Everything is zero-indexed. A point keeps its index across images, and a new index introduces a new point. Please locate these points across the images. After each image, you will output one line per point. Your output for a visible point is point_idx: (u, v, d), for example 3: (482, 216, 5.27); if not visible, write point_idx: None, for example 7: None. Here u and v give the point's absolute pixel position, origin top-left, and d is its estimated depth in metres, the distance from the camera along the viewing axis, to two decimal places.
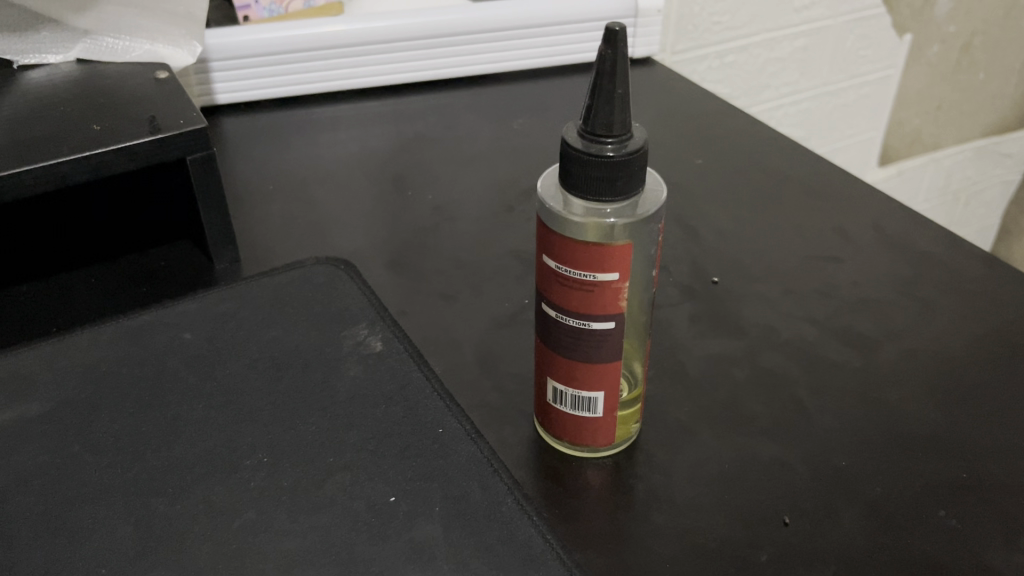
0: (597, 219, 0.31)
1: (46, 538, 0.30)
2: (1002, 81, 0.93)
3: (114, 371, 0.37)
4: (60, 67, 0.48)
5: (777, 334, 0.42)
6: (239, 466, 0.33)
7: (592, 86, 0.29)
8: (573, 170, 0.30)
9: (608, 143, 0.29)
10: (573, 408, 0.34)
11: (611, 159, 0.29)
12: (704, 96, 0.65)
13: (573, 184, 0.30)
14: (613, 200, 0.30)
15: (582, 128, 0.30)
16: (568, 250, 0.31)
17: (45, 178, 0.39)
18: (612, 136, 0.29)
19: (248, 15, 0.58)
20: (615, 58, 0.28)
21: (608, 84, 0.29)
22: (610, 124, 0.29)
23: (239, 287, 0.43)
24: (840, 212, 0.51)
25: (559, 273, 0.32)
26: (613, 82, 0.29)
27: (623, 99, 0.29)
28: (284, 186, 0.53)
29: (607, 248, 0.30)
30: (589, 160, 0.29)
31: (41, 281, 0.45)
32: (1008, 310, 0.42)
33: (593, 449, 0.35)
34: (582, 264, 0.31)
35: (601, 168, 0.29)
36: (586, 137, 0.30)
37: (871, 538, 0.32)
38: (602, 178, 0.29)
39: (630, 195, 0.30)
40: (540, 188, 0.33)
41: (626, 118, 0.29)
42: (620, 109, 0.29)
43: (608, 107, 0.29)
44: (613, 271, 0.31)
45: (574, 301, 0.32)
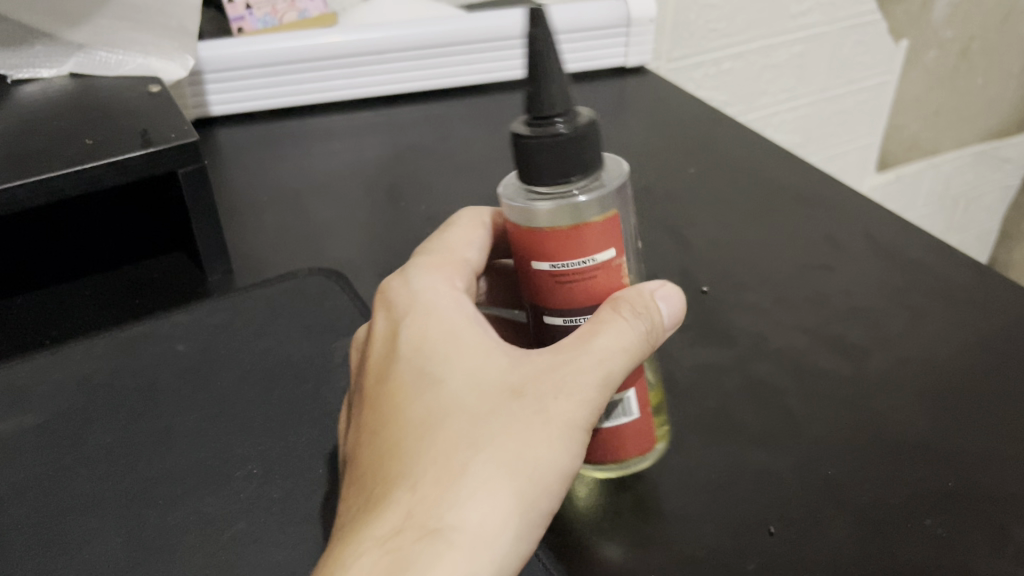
0: (567, 202, 0.29)
1: (37, 549, 0.30)
2: (1000, 86, 0.93)
3: (107, 383, 0.38)
4: (53, 81, 0.48)
5: (768, 343, 0.42)
6: (230, 478, 0.33)
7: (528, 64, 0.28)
8: (528, 160, 0.28)
9: (556, 122, 0.28)
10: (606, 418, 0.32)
11: (568, 136, 0.27)
12: (697, 104, 0.65)
13: (536, 176, 0.28)
14: (580, 176, 0.28)
15: (527, 115, 0.28)
16: (560, 243, 0.29)
17: (36, 193, 0.39)
18: (560, 110, 0.28)
19: (242, 27, 0.58)
20: (542, 32, 0.27)
21: (543, 56, 0.27)
22: (554, 103, 0.28)
23: (233, 298, 0.43)
24: (832, 220, 0.51)
25: (556, 270, 0.30)
26: (548, 54, 0.27)
27: (561, 73, 0.27)
28: (279, 197, 0.54)
29: (601, 219, 0.29)
30: (546, 145, 0.27)
31: (36, 293, 0.45)
32: (999, 317, 0.42)
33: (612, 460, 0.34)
34: (579, 251, 0.29)
35: (559, 148, 0.28)
36: (533, 123, 0.28)
37: (859, 546, 0.32)
38: (562, 158, 0.28)
39: (591, 169, 0.28)
40: (499, 194, 0.31)
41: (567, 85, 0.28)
42: (561, 84, 0.28)
43: (548, 85, 0.27)
44: (610, 248, 0.30)
45: (579, 296, 0.30)
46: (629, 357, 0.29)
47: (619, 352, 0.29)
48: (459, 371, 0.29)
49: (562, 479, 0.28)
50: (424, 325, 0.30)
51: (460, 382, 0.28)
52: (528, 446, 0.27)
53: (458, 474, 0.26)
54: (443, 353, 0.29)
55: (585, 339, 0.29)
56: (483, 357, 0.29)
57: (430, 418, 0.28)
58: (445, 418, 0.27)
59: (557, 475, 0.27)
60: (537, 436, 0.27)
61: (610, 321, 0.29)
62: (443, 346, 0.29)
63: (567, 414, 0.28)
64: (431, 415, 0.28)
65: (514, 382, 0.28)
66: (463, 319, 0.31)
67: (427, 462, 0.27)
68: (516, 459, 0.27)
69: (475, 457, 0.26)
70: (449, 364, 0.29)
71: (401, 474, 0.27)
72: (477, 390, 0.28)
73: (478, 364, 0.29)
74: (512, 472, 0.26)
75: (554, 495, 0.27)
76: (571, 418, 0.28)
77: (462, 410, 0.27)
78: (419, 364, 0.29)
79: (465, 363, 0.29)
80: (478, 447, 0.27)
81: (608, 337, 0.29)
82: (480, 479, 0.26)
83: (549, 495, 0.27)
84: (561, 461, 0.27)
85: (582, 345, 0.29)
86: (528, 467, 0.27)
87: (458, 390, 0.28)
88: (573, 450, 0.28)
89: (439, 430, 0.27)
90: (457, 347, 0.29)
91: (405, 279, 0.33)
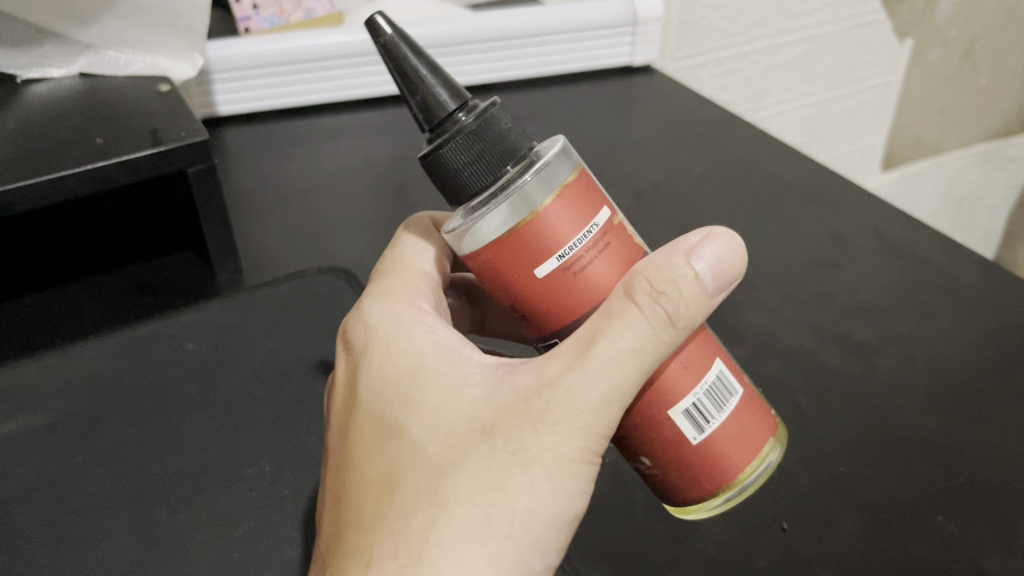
0: (516, 191, 0.27)
1: (49, 548, 0.30)
2: (1004, 85, 0.93)
3: (116, 382, 0.38)
4: (62, 81, 0.49)
5: (776, 341, 0.42)
6: (241, 476, 0.33)
7: (402, 86, 0.29)
8: (450, 166, 0.28)
9: (457, 118, 0.29)
10: (719, 408, 0.28)
11: (471, 125, 0.28)
12: (703, 103, 0.65)
13: (465, 181, 0.28)
14: (507, 160, 0.28)
15: (429, 132, 0.29)
16: (554, 222, 0.27)
17: (47, 193, 0.38)
18: (456, 108, 0.29)
19: (249, 27, 0.58)
20: (400, 49, 0.29)
21: (410, 71, 0.29)
22: (447, 103, 0.29)
23: (241, 297, 0.43)
24: (839, 218, 0.51)
25: (567, 259, 0.27)
26: (412, 64, 0.29)
27: (436, 73, 0.29)
28: (286, 196, 0.54)
29: (580, 175, 0.28)
30: (457, 144, 0.28)
31: (43, 293, 0.45)
32: (1008, 314, 0.42)
33: (741, 477, 0.29)
34: (581, 220, 0.27)
35: (470, 139, 0.28)
36: (438, 133, 0.29)
37: (870, 545, 0.32)
38: (479, 149, 0.28)
39: (517, 149, 0.29)
40: (445, 232, 0.29)
41: (448, 81, 0.29)
42: (443, 83, 0.29)
43: (432, 89, 0.29)
44: (602, 206, 0.28)
45: (598, 278, 0.27)
46: (637, 361, 0.26)
47: (628, 351, 0.26)
48: (422, 416, 0.27)
49: (549, 520, 0.26)
50: (387, 367, 0.29)
51: (423, 429, 0.27)
52: (503, 495, 0.25)
53: (419, 541, 0.25)
54: (406, 397, 0.28)
55: (587, 342, 0.26)
56: (450, 396, 0.28)
57: (390, 477, 0.27)
58: (406, 475, 0.26)
59: (542, 520, 0.26)
60: (514, 479, 0.26)
61: (623, 310, 0.26)
62: (406, 388, 0.28)
63: (549, 447, 0.26)
64: (391, 471, 0.27)
65: (486, 419, 0.26)
66: (429, 350, 0.29)
67: (389, 529, 0.26)
68: (490, 511, 0.25)
69: (437, 518, 0.25)
70: (412, 408, 0.28)
71: (360, 547, 0.26)
72: (442, 436, 0.27)
73: (443, 403, 0.27)
74: (484, 528, 0.25)
75: (539, 539, 0.26)
76: (554, 452, 0.26)
77: (424, 462, 0.26)
78: (380, 412, 0.28)
79: (429, 405, 0.28)
80: (440, 507, 0.25)
81: (603, 346, 0.26)
82: (445, 543, 0.25)
83: (535, 542, 0.26)
84: (543, 501, 0.26)
85: (576, 359, 0.26)
86: (503, 518, 0.25)
87: (420, 439, 0.27)
88: (560, 490, 0.26)
89: (399, 489, 0.26)
90: (420, 387, 0.28)
91: (367, 313, 0.32)
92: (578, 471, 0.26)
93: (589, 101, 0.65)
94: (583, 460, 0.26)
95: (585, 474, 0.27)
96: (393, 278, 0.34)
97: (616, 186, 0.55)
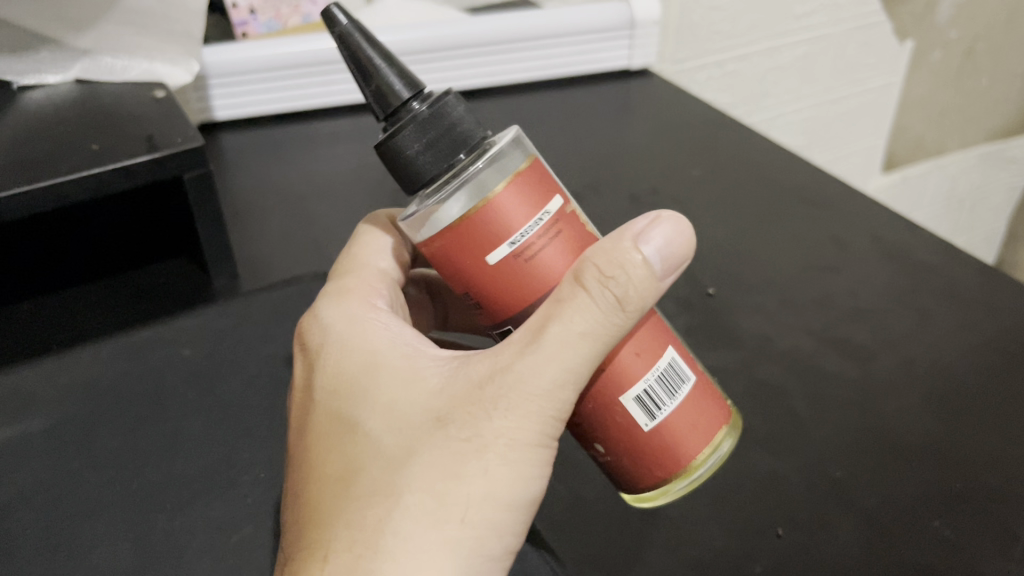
0: (471, 179, 0.28)
1: (45, 555, 0.30)
2: (1005, 85, 0.93)
3: (113, 388, 0.38)
4: (58, 87, 0.49)
5: (775, 345, 0.42)
6: (237, 481, 0.33)
7: (357, 72, 0.29)
8: (405, 152, 0.28)
9: (412, 106, 0.29)
10: (671, 397, 0.29)
11: (425, 114, 0.28)
12: (701, 107, 0.65)
13: (418, 168, 0.29)
14: (460, 149, 0.29)
15: (384, 118, 0.29)
16: (507, 209, 0.27)
17: (43, 199, 0.38)
18: (411, 97, 0.29)
19: (246, 32, 0.58)
20: (353, 35, 0.29)
21: (363, 58, 0.29)
22: (400, 91, 0.29)
23: (239, 302, 0.43)
24: (837, 222, 0.51)
25: (519, 245, 0.27)
26: (366, 51, 0.29)
27: (389, 59, 0.29)
28: (284, 200, 0.54)
29: (530, 162, 0.28)
30: (411, 132, 0.28)
31: (40, 299, 0.45)
32: (1006, 318, 0.42)
33: (695, 462, 0.29)
34: (533, 207, 0.27)
35: (423, 128, 0.28)
36: (392, 120, 0.29)
37: (868, 549, 0.31)
38: (434, 136, 0.28)
39: (471, 138, 0.29)
40: (401, 217, 0.30)
41: (402, 69, 0.29)
42: (396, 71, 0.29)
43: (384, 75, 0.29)
44: (555, 194, 0.28)
45: (552, 263, 0.28)
46: (590, 346, 0.26)
47: (579, 337, 0.26)
48: (377, 409, 0.28)
49: (505, 506, 0.26)
50: (343, 364, 0.30)
51: (378, 421, 0.27)
52: (458, 482, 0.26)
53: (374, 532, 0.25)
54: (362, 391, 0.28)
55: (539, 328, 0.26)
56: (404, 389, 0.28)
57: (345, 472, 0.27)
58: (360, 469, 0.27)
59: (499, 506, 0.26)
60: (468, 467, 0.26)
61: (573, 296, 0.26)
62: (362, 384, 0.29)
63: (503, 431, 0.26)
64: (348, 466, 0.27)
65: (439, 409, 0.27)
66: (383, 345, 0.30)
67: (346, 523, 0.26)
68: (445, 498, 0.26)
69: (392, 508, 0.25)
70: (367, 402, 0.28)
71: (317, 542, 0.26)
72: (396, 429, 0.27)
73: (399, 395, 0.28)
74: (439, 515, 0.25)
75: (495, 525, 0.26)
76: (509, 437, 0.26)
77: (380, 454, 0.27)
78: (336, 409, 0.29)
79: (384, 399, 0.28)
80: (395, 497, 0.26)
81: (556, 332, 0.26)
82: (400, 531, 0.25)
83: (493, 528, 0.26)
84: (500, 487, 0.26)
85: (531, 345, 0.26)
86: (458, 505, 0.26)
87: (375, 432, 0.27)
88: (516, 474, 0.27)
89: (355, 483, 0.26)
90: (375, 380, 0.29)
91: (322, 311, 0.32)
92: (533, 455, 0.27)
93: (587, 105, 0.65)
94: (536, 445, 0.27)
95: (539, 457, 0.27)
96: (346, 277, 0.35)
97: (614, 189, 0.55)
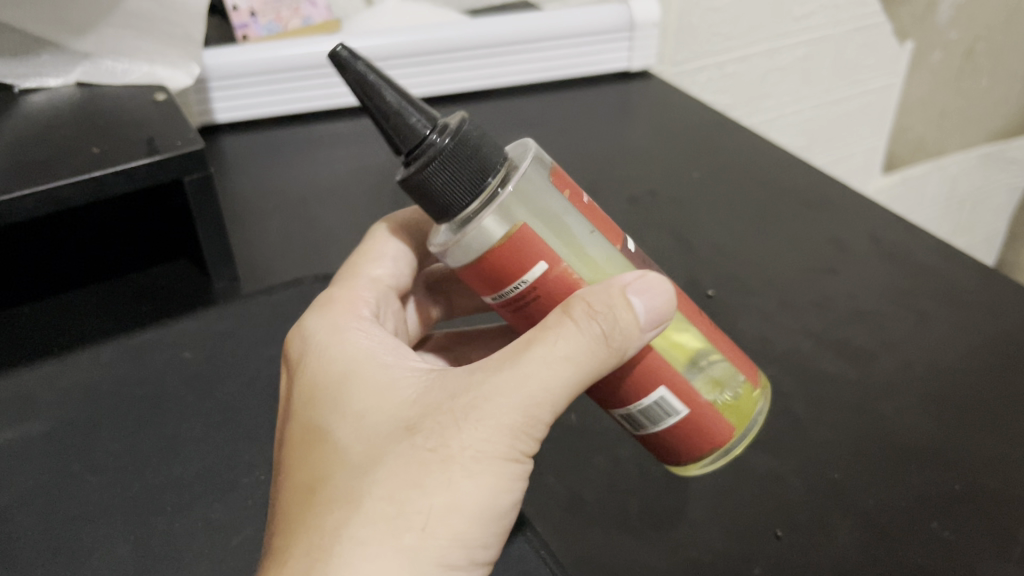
0: (498, 202, 0.28)
1: (45, 557, 0.30)
2: (1005, 86, 0.93)
3: (114, 391, 0.38)
4: (59, 90, 0.49)
5: (774, 347, 0.42)
6: (237, 484, 0.33)
7: (370, 111, 0.28)
8: (432, 188, 0.28)
9: (432, 139, 0.28)
10: (658, 419, 0.31)
11: (448, 146, 0.28)
12: (701, 108, 0.65)
13: (450, 201, 0.28)
14: (485, 173, 0.29)
15: (406, 155, 0.29)
16: (480, 278, 0.29)
17: (44, 203, 0.39)
18: (430, 130, 0.28)
19: (247, 34, 0.58)
20: (366, 79, 0.28)
21: (379, 100, 0.28)
22: (419, 125, 0.28)
23: (240, 305, 0.43)
24: (837, 224, 0.51)
25: (501, 300, 0.30)
26: (380, 92, 0.28)
27: (404, 98, 0.28)
28: (284, 203, 0.54)
29: (504, 243, 0.28)
30: (436, 166, 0.28)
31: (41, 302, 0.46)
32: (1005, 319, 0.42)
33: (708, 457, 0.32)
34: (506, 280, 0.29)
35: (449, 161, 0.28)
36: (414, 156, 0.28)
37: (866, 551, 0.31)
38: (458, 167, 0.28)
39: (494, 164, 0.29)
40: (431, 245, 0.30)
41: (416, 104, 0.28)
42: (413, 107, 0.28)
43: (402, 114, 0.28)
44: (537, 261, 0.28)
45: (535, 310, 0.30)
46: (571, 365, 0.27)
47: (562, 359, 0.27)
48: (348, 420, 0.28)
49: (471, 519, 0.26)
50: (320, 374, 0.30)
51: (348, 431, 0.28)
52: (420, 491, 0.25)
53: (333, 539, 0.25)
54: (336, 400, 0.29)
55: (521, 348, 0.27)
56: (377, 399, 0.28)
57: (313, 479, 0.27)
58: (328, 476, 0.27)
59: (464, 519, 0.26)
60: (432, 476, 0.26)
61: (559, 325, 0.27)
62: (336, 393, 0.29)
63: (471, 442, 0.26)
64: (316, 473, 0.27)
65: (410, 419, 0.27)
66: (361, 357, 0.30)
67: (308, 529, 0.26)
68: (407, 506, 0.25)
69: (353, 515, 0.25)
70: (341, 412, 0.29)
71: (280, 547, 0.26)
72: (364, 438, 0.27)
73: (371, 405, 0.28)
74: (398, 524, 0.25)
75: (458, 539, 0.26)
76: (476, 449, 0.26)
77: (347, 463, 0.27)
78: (311, 418, 0.29)
79: (355, 409, 0.28)
80: (356, 504, 0.26)
81: (536, 347, 0.27)
82: (358, 539, 0.25)
83: (457, 542, 0.26)
84: (466, 500, 0.26)
85: (510, 362, 0.27)
86: (420, 514, 0.25)
87: (344, 440, 0.28)
88: (484, 488, 0.26)
89: (320, 491, 0.27)
90: (349, 390, 0.29)
91: (306, 322, 0.33)
92: (502, 468, 0.26)
93: (587, 107, 0.65)
94: (506, 459, 0.27)
95: (510, 471, 0.27)
96: (337, 286, 0.35)
97: (613, 192, 0.55)
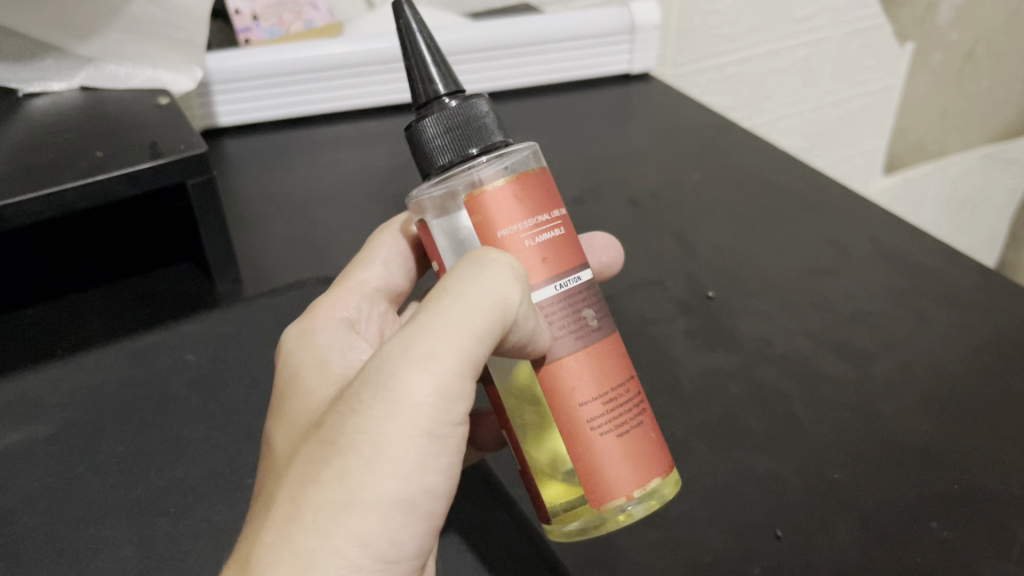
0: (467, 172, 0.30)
1: (50, 558, 0.31)
2: (1005, 88, 0.93)
3: (118, 393, 0.38)
4: (64, 95, 0.49)
5: (773, 348, 0.42)
6: (241, 485, 0.34)
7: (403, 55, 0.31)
8: (424, 140, 0.31)
9: (445, 100, 0.31)
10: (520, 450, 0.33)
11: (453, 110, 0.31)
12: (701, 110, 0.66)
13: (432, 153, 0.31)
14: (474, 146, 0.31)
15: (420, 104, 0.31)
16: None
17: (46, 207, 0.39)
18: (447, 92, 0.31)
19: (249, 37, 0.58)
20: (408, 28, 0.31)
21: (412, 48, 0.31)
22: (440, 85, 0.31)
23: (243, 308, 0.43)
24: (837, 225, 0.51)
25: None
26: (415, 41, 0.31)
27: (436, 56, 0.31)
28: (286, 206, 0.54)
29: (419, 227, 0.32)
30: (434, 123, 0.31)
31: (45, 305, 0.46)
32: (1002, 319, 0.42)
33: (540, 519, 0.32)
34: None
35: (447, 119, 0.30)
36: (426, 107, 0.31)
37: (864, 551, 0.32)
38: (454, 132, 0.31)
39: (489, 142, 0.31)
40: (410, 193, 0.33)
41: (444, 67, 0.31)
42: (439, 67, 0.31)
43: (427, 68, 0.31)
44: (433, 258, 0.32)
45: None
46: (467, 324, 0.27)
47: (460, 315, 0.27)
48: (284, 425, 0.29)
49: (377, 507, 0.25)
50: (276, 384, 0.31)
51: (284, 437, 0.28)
52: (315, 484, 0.25)
53: (243, 547, 0.25)
54: (280, 409, 0.30)
55: (418, 313, 0.27)
56: (311, 403, 0.29)
57: (256, 491, 0.28)
58: (262, 486, 0.27)
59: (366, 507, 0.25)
60: (327, 467, 0.25)
61: (455, 274, 0.28)
62: (282, 399, 0.30)
63: (363, 425, 0.25)
64: (259, 484, 0.28)
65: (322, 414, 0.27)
66: (312, 359, 0.31)
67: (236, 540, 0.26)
68: (302, 502, 0.25)
69: (262, 521, 0.25)
70: (281, 419, 0.29)
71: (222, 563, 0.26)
72: (291, 441, 0.28)
73: (304, 409, 0.29)
74: (295, 520, 0.24)
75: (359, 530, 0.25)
76: (369, 432, 0.25)
77: (274, 469, 0.27)
78: (264, 431, 0.30)
79: (290, 414, 0.29)
80: (266, 507, 0.25)
81: (432, 314, 0.27)
82: (258, 542, 0.24)
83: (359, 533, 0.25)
84: (365, 487, 0.25)
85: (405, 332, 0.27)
86: (315, 507, 0.25)
87: (278, 447, 0.28)
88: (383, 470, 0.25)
89: (255, 501, 0.27)
90: (291, 398, 0.30)
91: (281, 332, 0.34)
92: (402, 447, 0.25)
93: (588, 109, 0.65)
94: (407, 436, 0.25)
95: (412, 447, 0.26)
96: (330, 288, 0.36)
97: (614, 194, 0.55)
